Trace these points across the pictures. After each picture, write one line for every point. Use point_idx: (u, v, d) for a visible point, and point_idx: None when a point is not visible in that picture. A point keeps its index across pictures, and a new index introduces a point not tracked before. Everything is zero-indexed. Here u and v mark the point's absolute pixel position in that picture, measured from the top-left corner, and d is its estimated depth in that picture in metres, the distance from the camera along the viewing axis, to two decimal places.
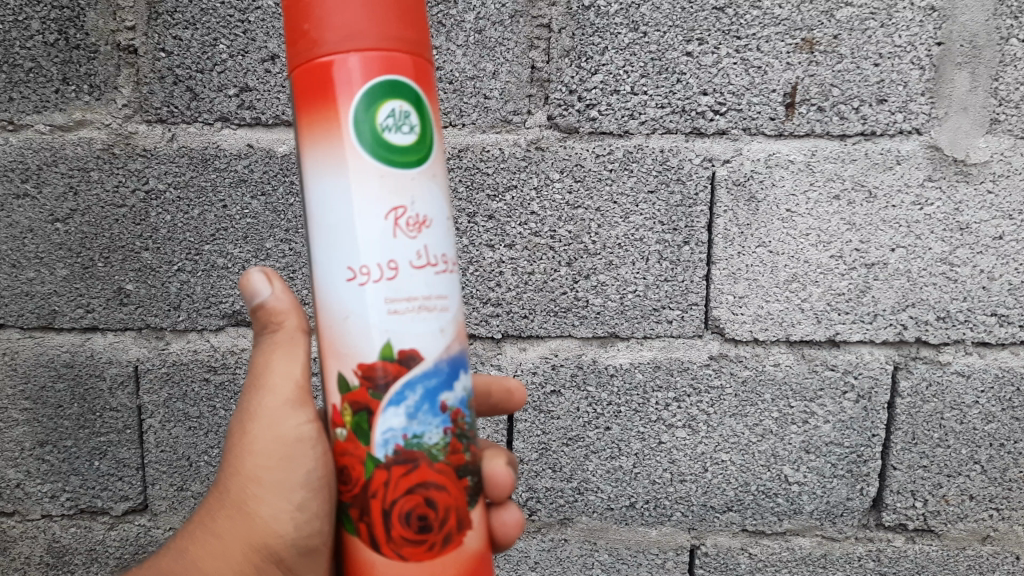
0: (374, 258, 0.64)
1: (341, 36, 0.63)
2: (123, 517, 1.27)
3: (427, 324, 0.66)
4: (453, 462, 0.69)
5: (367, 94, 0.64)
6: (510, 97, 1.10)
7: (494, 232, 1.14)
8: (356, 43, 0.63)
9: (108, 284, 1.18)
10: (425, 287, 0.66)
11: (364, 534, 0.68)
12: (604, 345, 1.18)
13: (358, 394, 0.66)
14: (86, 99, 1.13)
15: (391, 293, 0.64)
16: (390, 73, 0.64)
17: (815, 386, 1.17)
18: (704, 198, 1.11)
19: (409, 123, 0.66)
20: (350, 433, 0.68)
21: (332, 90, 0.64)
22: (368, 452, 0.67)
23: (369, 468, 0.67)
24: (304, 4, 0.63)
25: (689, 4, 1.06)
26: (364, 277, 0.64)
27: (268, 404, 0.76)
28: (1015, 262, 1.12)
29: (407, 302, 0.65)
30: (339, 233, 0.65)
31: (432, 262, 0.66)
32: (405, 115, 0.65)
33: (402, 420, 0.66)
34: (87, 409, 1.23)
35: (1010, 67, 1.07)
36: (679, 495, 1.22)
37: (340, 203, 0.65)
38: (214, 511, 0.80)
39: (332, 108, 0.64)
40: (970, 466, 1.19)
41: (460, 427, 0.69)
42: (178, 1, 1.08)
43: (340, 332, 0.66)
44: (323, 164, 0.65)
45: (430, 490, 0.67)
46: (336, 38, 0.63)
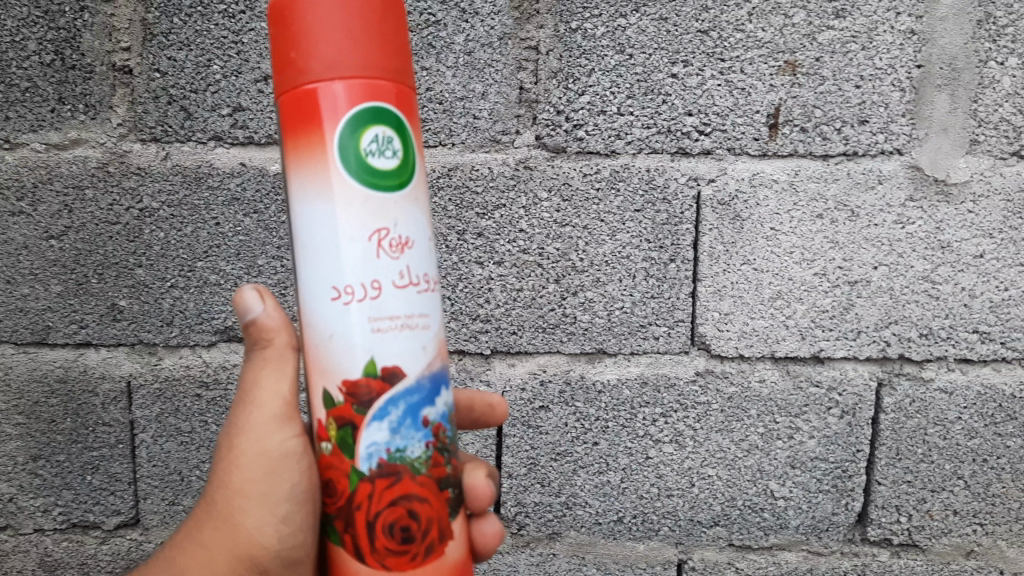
0: (358, 278, 0.66)
1: (327, 64, 0.65)
2: (114, 532, 1.28)
3: (409, 342, 0.68)
4: (435, 475, 0.70)
5: (353, 119, 0.65)
6: (499, 117, 1.12)
7: (483, 249, 1.15)
8: (341, 71, 0.65)
9: (102, 301, 1.20)
10: (407, 306, 0.67)
11: (349, 546, 0.69)
12: (592, 361, 1.19)
13: (343, 409, 0.68)
14: (82, 118, 1.15)
15: (374, 313, 0.66)
16: (374, 100, 0.66)
17: (800, 401, 1.18)
18: (689, 216, 1.13)
19: (393, 148, 0.67)
20: (334, 447, 0.69)
21: (318, 116, 0.66)
22: (352, 465, 0.68)
23: (353, 481, 0.68)
24: (291, 33, 0.65)
25: (674, 28, 1.08)
26: (347, 296, 0.66)
27: (257, 418, 0.78)
28: (996, 280, 1.13)
29: (389, 320, 0.67)
30: (324, 254, 0.66)
31: (414, 282, 0.68)
32: (389, 140, 0.67)
33: (386, 434, 0.68)
34: (80, 424, 1.24)
35: (989, 89, 1.09)
36: (667, 509, 1.24)
37: (325, 224, 0.66)
38: (201, 524, 0.82)
39: (318, 133, 0.66)
40: (954, 482, 1.20)
41: (441, 441, 0.71)
42: (173, 23, 1.10)
43: (325, 351, 0.68)
44: (309, 186, 0.67)
45: (413, 502, 0.69)
46: (322, 66, 0.65)
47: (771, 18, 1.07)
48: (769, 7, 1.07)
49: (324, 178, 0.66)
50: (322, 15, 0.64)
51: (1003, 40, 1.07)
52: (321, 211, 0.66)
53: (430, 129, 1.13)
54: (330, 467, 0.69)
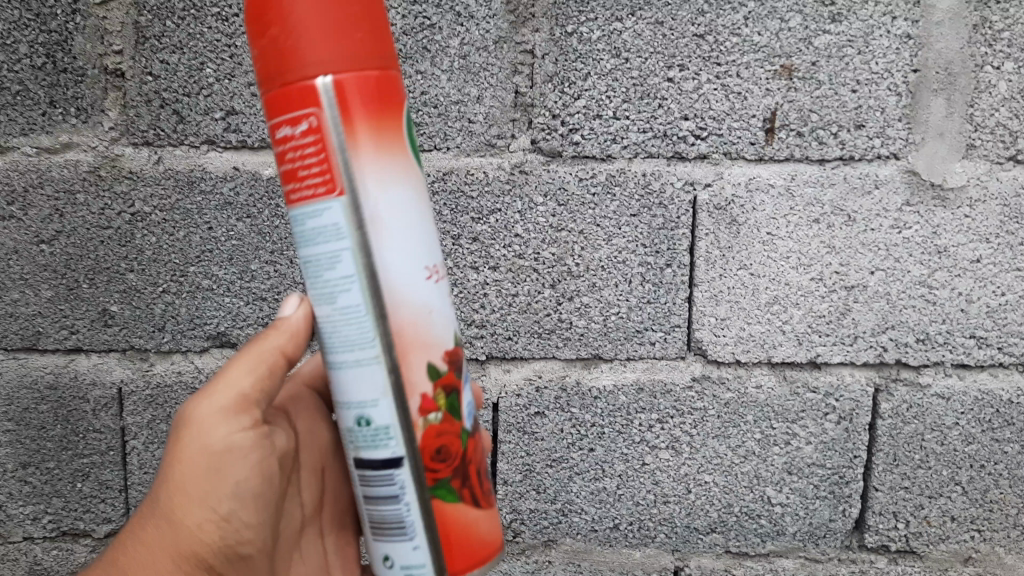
0: (436, 256, 0.75)
1: (344, 63, 0.68)
2: (105, 539, 1.27)
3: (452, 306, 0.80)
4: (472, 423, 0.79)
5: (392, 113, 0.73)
6: (494, 121, 1.12)
7: (478, 254, 1.15)
8: (364, 70, 0.69)
9: (92, 306, 1.18)
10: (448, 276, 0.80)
11: (467, 493, 0.78)
12: (587, 367, 1.18)
13: (448, 377, 0.77)
14: (73, 122, 1.14)
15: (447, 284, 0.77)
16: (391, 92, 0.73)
17: (797, 407, 1.18)
18: (685, 221, 1.13)
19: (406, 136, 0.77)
20: (444, 415, 0.77)
21: (356, 111, 0.70)
22: (461, 426, 0.78)
23: (465, 439, 0.79)
24: (298, 34, 0.66)
25: (670, 31, 1.07)
26: (434, 274, 0.75)
27: (203, 415, 0.79)
28: (993, 285, 1.13)
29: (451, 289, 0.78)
30: (410, 239, 0.73)
31: None
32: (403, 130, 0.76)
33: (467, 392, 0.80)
34: (70, 430, 1.23)
35: (985, 93, 1.08)
36: (663, 516, 1.23)
37: (405, 210, 0.73)
38: (142, 523, 0.82)
39: (362, 128, 0.71)
40: (951, 488, 1.20)
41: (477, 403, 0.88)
42: (165, 26, 1.09)
43: (422, 328, 0.74)
44: (379, 176, 0.72)
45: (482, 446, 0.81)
46: (336, 65, 0.68)
47: (767, 22, 1.07)
48: (765, 11, 1.07)
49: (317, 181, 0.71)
50: (320, 18, 0.66)
51: (1000, 44, 1.07)
52: (388, 200, 0.72)
53: (425, 133, 1.12)
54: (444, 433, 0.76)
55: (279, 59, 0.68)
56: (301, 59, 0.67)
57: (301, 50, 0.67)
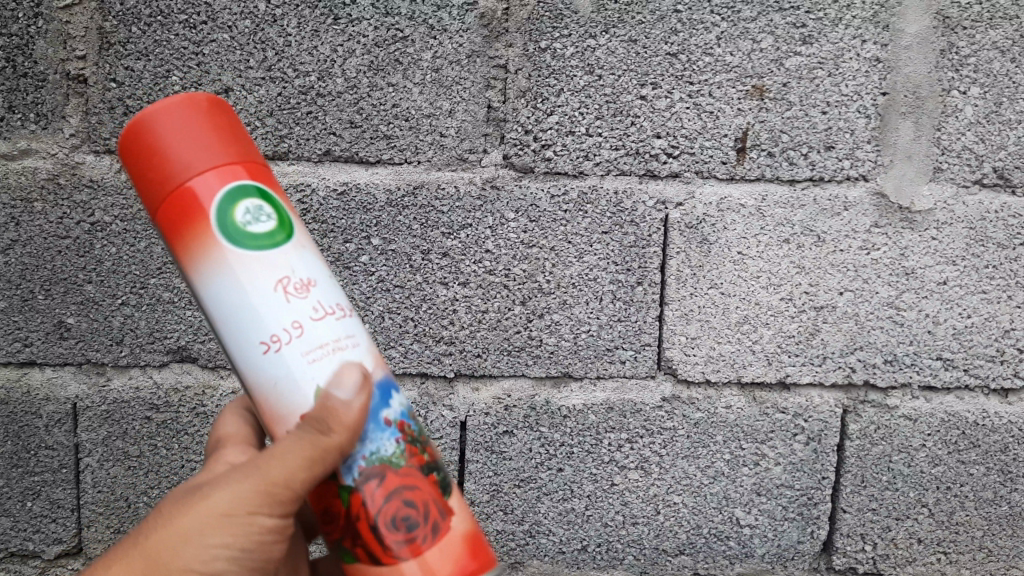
0: (280, 322, 0.65)
1: (190, 159, 0.66)
2: (55, 561, 1.22)
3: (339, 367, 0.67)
4: (416, 462, 0.70)
5: (227, 193, 0.66)
6: (466, 135, 1.11)
7: (448, 270, 1.13)
8: (206, 161, 0.66)
9: (48, 318, 1.15)
10: (331, 332, 0.67)
11: (364, 557, 0.69)
12: (557, 385, 1.17)
13: None
14: (32, 128, 1.11)
15: (306, 346, 0.66)
16: (232, 181, 0.67)
17: (766, 428, 1.17)
18: (657, 239, 1.12)
19: (264, 214, 0.68)
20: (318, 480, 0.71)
21: (197, 210, 0.66)
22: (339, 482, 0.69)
23: (345, 496, 0.69)
24: (145, 151, 0.66)
25: (643, 50, 1.07)
26: (276, 343, 0.65)
27: (247, 473, 0.70)
28: (959, 307, 1.14)
29: (320, 348, 0.66)
30: (247, 316, 0.66)
31: (329, 312, 0.68)
32: (259, 209, 0.67)
33: (358, 445, 0.68)
34: (21, 447, 1.19)
35: (952, 117, 1.10)
36: (631, 538, 1.21)
37: (238, 295, 0.66)
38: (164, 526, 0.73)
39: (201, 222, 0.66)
40: (919, 510, 1.20)
41: (409, 434, 0.71)
42: (131, 32, 1.07)
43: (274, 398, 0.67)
44: (207, 268, 0.66)
45: (408, 494, 0.69)
46: (185, 163, 0.66)
47: (739, 42, 1.07)
48: (737, 32, 1.07)
49: (221, 256, 0.66)
50: (172, 130, 0.66)
51: (966, 70, 1.08)
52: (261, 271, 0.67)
53: (396, 147, 1.11)
54: (325, 497, 0.71)
55: (157, 176, 0.66)
56: (181, 161, 0.66)
57: (177, 154, 0.66)
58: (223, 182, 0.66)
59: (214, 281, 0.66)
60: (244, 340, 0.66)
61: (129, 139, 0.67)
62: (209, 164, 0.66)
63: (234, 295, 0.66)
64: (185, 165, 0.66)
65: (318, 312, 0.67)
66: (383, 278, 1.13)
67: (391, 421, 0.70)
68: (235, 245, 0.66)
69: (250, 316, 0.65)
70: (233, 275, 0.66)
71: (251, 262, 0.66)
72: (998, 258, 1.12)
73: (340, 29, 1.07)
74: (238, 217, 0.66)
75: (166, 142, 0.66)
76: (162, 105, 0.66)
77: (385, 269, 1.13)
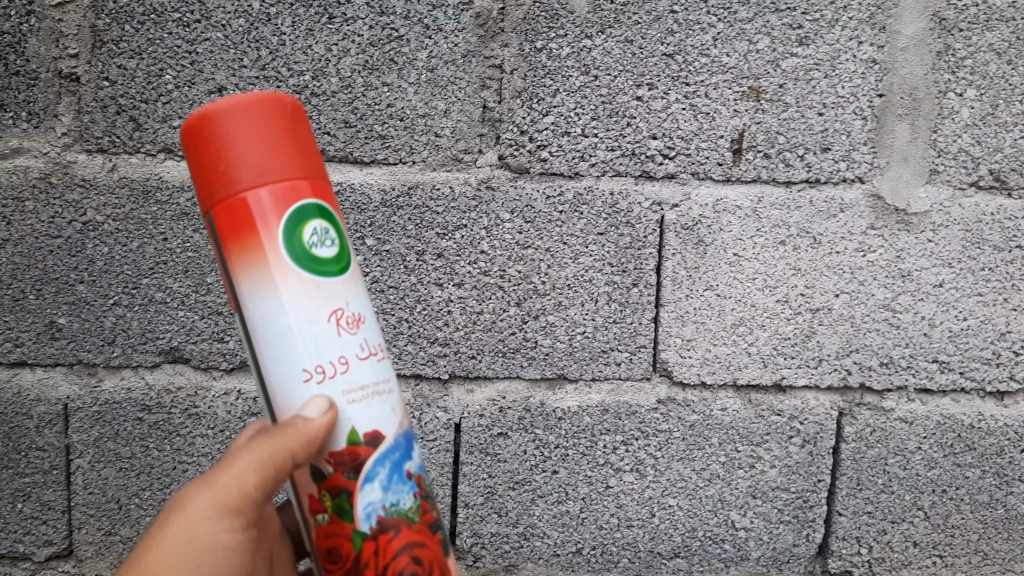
0: (327, 356, 0.67)
1: (256, 173, 0.65)
2: (46, 563, 1.22)
3: (377, 408, 0.69)
4: (427, 521, 0.71)
5: (292, 216, 0.67)
6: (461, 136, 1.10)
7: (442, 271, 1.13)
8: (270, 176, 0.66)
9: (39, 318, 1.14)
10: (372, 374, 0.70)
11: None
12: (552, 387, 1.17)
13: (335, 479, 0.69)
14: (24, 126, 1.11)
15: (347, 385, 0.68)
16: (297, 202, 0.67)
17: (762, 430, 1.17)
18: (653, 240, 1.12)
19: (329, 239, 0.69)
20: (331, 517, 0.70)
21: (254, 225, 0.66)
22: (352, 527, 0.69)
23: (357, 542, 0.69)
24: (211, 147, 0.65)
25: (639, 50, 1.07)
26: (318, 375, 0.67)
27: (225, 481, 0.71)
28: (955, 309, 1.14)
29: (361, 390, 0.68)
30: (292, 340, 0.67)
31: (372, 352, 0.70)
32: (325, 232, 0.69)
33: (380, 492, 0.69)
34: (12, 448, 1.18)
35: (948, 119, 1.09)
36: (626, 540, 1.21)
37: (284, 318, 0.67)
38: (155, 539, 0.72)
39: (258, 238, 0.66)
40: (914, 513, 1.19)
41: (425, 490, 0.73)
42: (124, 30, 1.06)
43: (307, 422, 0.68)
44: (256, 286, 0.67)
45: (416, 552, 0.69)
46: (251, 176, 0.65)
47: (736, 43, 1.07)
48: (733, 33, 1.07)
49: (276, 278, 0.67)
50: (238, 131, 0.65)
51: (962, 72, 1.08)
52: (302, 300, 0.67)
53: (391, 147, 1.10)
54: (334, 536, 0.70)
55: (218, 179, 0.66)
56: (245, 172, 0.65)
57: (246, 159, 0.65)
58: (290, 203, 0.67)
59: (259, 295, 0.67)
60: (285, 363, 0.67)
61: (195, 128, 0.66)
62: (273, 180, 0.66)
63: (278, 319, 0.67)
64: (256, 177, 0.65)
65: (363, 351, 0.69)
66: (377, 279, 1.12)
67: (414, 474, 0.72)
68: (295, 273, 0.67)
69: (294, 340, 0.67)
70: (292, 300, 0.67)
71: (309, 292, 0.67)
72: (994, 260, 1.12)
73: (334, 28, 1.06)
74: (306, 245, 0.67)
75: (234, 141, 0.65)
76: (236, 105, 0.65)
77: (380, 270, 1.12)
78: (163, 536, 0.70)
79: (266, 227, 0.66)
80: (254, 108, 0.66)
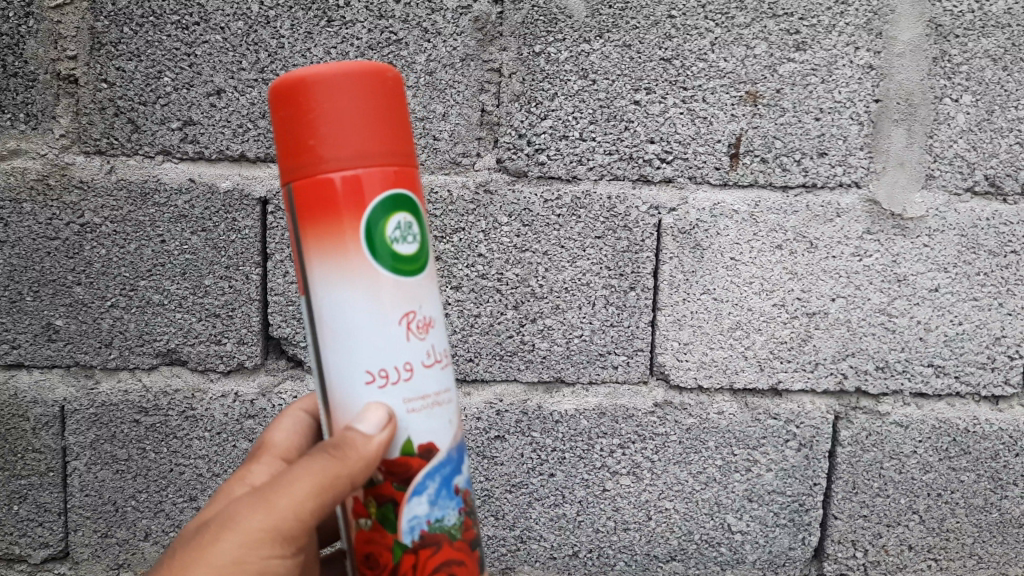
0: (391, 360, 0.65)
1: (343, 153, 0.64)
2: (42, 565, 1.21)
3: (436, 418, 0.68)
4: (469, 538, 0.70)
5: (382, 204, 0.65)
6: (459, 139, 1.11)
7: (440, 274, 1.13)
8: (360, 159, 0.64)
9: (36, 320, 1.14)
10: (435, 382, 0.68)
11: None
12: (549, 390, 1.17)
13: (383, 488, 0.69)
14: (21, 128, 1.11)
15: (409, 393, 0.66)
16: (393, 189, 0.66)
17: (758, 434, 1.17)
18: (650, 244, 1.12)
19: (413, 233, 0.67)
20: (374, 523, 0.69)
21: (336, 208, 0.65)
22: (395, 538, 0.68)
23: (397, 554, 0.68)
24: (308, 117, 0.63)
25: (637, 55, 1.07)
26: (382, 379, 0.65)
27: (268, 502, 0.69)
28: (951, 314, 1.14)
29: (421, 399, 0.67)
30: (354, 337, 0.65)
31: (438, 360, 0.68)
32: (409, 226, 0.67)
33: (426, 507, 0.68)
34: (8, 450, 1.17)
35: (944, 125, 1.10)
36: (623, 544, 1.21)
37: (353, 312, 0.65)
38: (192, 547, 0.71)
39: (341, 223, 0.65)
40: (909, 516, 1.20)
41: (469, 506, 0.72)
42: (123, 33, 1.06)
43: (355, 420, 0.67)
44: (330, 274, 0.66)
45: (452, 569, 0.69)
46: (339, 155, 0.64)
47: (733, 48, 1.07)
48: (731, 38, 1.07)
49: (355, 266, 0.65)
50: (338, 105, 0.63)
51: (958, 78, 1.09)
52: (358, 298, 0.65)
53: None
54: (373, 543, 0.69)
55: (305, 151, 0.64)
56: (334, 149, 0.64)
57: (339, 132, 0.63)
58: (376, 191, 0.65)
59: (329, 281, 0.66)
60: (351, 359, 0.65)
61: (291, 90, 0.64)
62: (358, 161, 0.64)
63: (344, 311, 0.66)
64: (348, 156, 0.64)
65: (430, 357, 0.67)
66: None
67: (462, 490, 0.70)
68: (370, 268, 0.65)
69: (363, 337, 0.65)
70: (365, 294, 0.65)
71: (382, 292, 0.65)
72: (989, 265, 1.13)
73: (334, 31, 1.07)
74: (383, 238, 0.65)
75: (329, 116, 0.63)
76: (341, 74, 0.63)
77: None
78: (206, 553, 0.69)
79: (345, 213, 0.65)
80: (357, 82, 0.64)
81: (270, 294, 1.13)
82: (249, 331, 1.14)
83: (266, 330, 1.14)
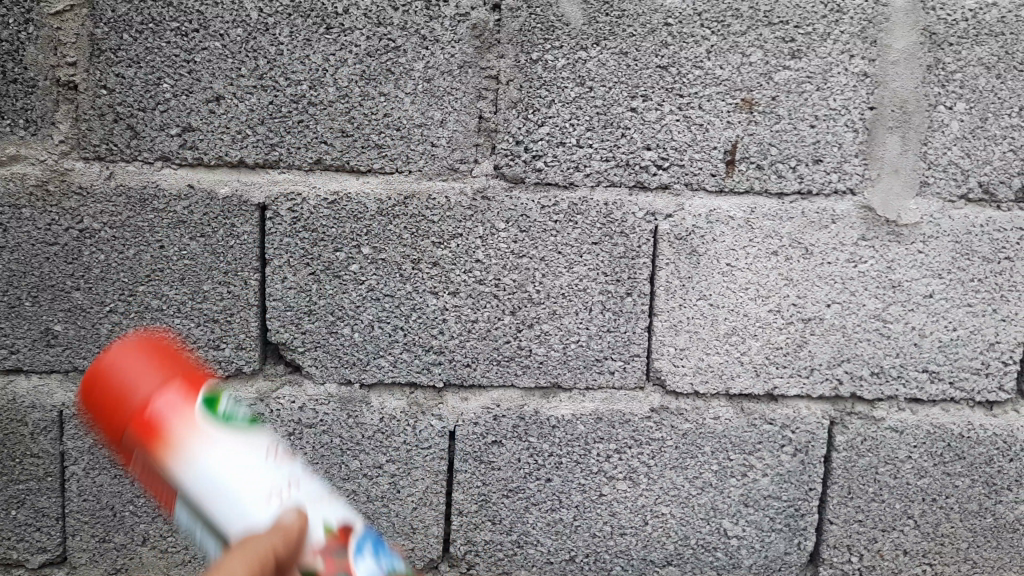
0: (262, 479, 0.66)
1: (149, 381, 0.65)
2: (39, 570, 1.21)
3: (329, 507, 0.68)
4: None
5: (204, 403, 0.67)
6: (457, 145, 1.11)
7: (438, 280, 1.13)
8: (163, 385, 0.65)
9: (35, 325, 1.14)
10: (295, 472, 0.69)
11: None
12: (546, 396, 1.18)
13: None
14: (21, 134, 1.11)
15: (286, 480, 0.67)
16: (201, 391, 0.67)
17: (754, 439, 1.18)
18: (646, 250, 1.13)
19: (235, 412, 0.69)
20: None
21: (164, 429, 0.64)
22: None
23: None
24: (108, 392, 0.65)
25: (634, 62, 1.08)
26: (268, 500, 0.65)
27: None
28: (945, 320, 1.15)
29: (297, 488, 0.67)
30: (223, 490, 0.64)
31: (281, 456, 0.69)
32: (232, 409, 0.69)
33: None
34: (6, 455, 1.17)
35: (938, 132, 1.11)
36: (619, 549, 1.21)
37: (221, 461, 0.65)
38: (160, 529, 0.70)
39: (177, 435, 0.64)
40: (904, 521, 1.20)
41: None
42: (123, 39, 1.07)
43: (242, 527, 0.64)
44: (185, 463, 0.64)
45: None
46: (145, 383, 0.65)
47: (729, 56, 1.08)
48: (726, 46, 1.08)
49: (202, 439, 0.65)
50: (128, 366, 0.65)
51: (952, 85, 1.09)
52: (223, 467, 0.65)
53: (387, 156, 1.11)
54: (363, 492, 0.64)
55: (114, 403, 0.64)
56: (135, 388, 0.64)
57: (141, 381, 0.65)
58: (189, 399, 0.66)
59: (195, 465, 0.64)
60: (224, 510, 0.64)
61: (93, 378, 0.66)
62: (164, 386, 0.65)
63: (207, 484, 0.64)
64: (150, 383, 0.65)
65: (274, 454, 0.69)
66: (373, 287, 1.13)
67: None
68: (212, 431, 0.66)
69: (237, 479, 0.65)
70: (213, 450, 0.65)
71: (229, 453, 0.66)
72: (983, 271, 1.13)
73: (332, 39, 1.07)
74: (219, 413, 0.67)
75: (126, 378, 0.65)
76: (117, 346, 0.67)
77: (375, 278, 1.13)
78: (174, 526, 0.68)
79: (169, 427, 0.64)
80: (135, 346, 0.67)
81: (268, 300, 1.14)
82: (248, 336, 1.15)
83: (264, 336, 1.16)
